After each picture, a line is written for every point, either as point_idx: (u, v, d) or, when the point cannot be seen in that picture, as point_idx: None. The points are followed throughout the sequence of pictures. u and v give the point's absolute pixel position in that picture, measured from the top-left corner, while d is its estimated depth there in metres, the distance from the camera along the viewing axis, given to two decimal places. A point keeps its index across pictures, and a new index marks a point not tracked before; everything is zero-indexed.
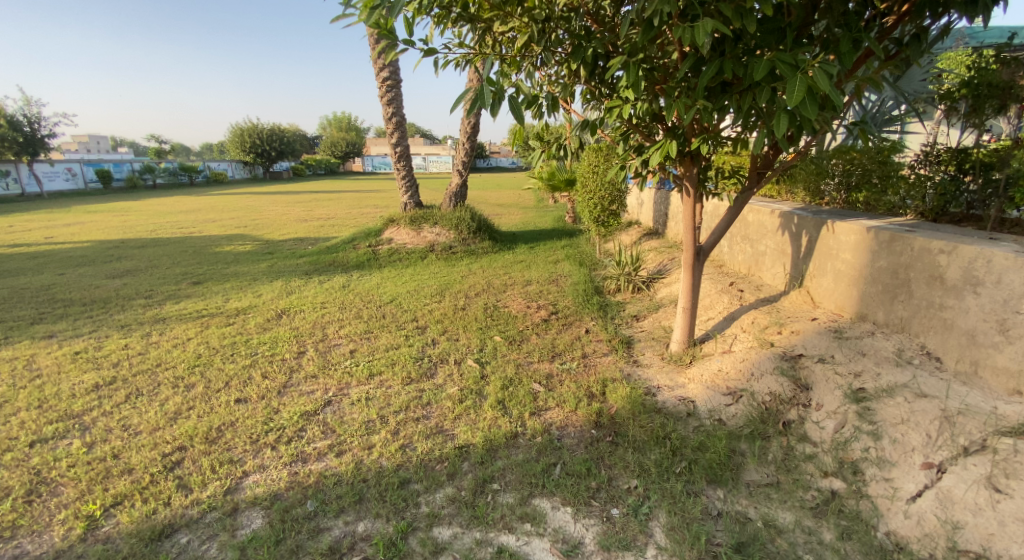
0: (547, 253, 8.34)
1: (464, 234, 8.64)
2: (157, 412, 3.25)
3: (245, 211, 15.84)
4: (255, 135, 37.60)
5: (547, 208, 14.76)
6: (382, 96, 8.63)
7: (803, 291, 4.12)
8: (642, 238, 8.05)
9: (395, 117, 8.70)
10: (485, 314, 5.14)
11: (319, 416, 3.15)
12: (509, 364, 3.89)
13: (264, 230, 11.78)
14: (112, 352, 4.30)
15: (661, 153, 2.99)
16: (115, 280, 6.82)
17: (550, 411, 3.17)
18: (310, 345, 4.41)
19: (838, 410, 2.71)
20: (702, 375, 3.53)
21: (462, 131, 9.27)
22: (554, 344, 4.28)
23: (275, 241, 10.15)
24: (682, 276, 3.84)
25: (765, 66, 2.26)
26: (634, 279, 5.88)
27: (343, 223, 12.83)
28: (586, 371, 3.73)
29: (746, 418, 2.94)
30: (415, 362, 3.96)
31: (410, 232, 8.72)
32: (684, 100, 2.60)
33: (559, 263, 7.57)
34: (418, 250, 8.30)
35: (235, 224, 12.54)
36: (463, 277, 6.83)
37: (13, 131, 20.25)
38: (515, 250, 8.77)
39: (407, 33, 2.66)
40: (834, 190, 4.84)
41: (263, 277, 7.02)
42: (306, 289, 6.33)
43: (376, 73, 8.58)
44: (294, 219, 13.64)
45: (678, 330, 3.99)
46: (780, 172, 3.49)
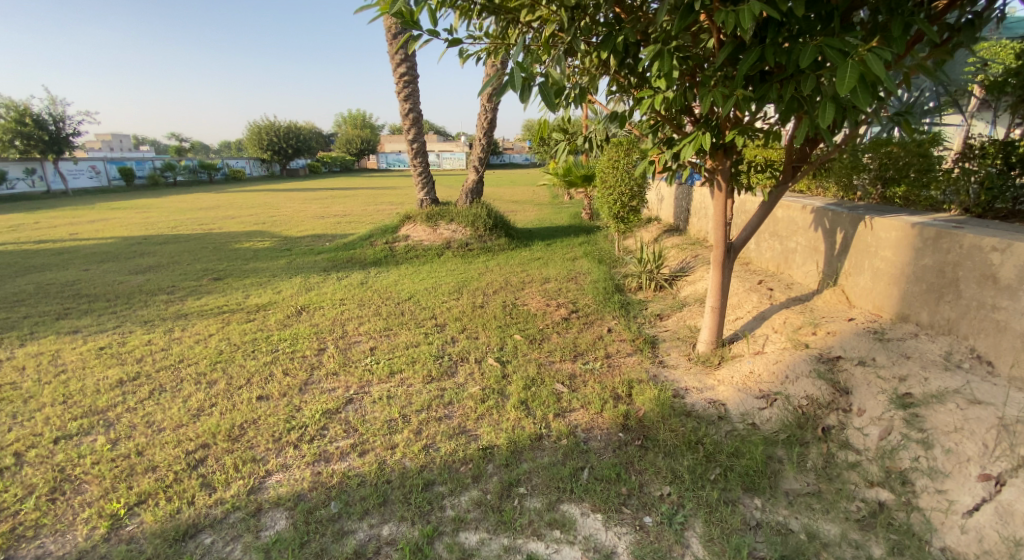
0: (565, 250, 8.23)
1: (481, 231, 8.57)
2: (179, 409, 3.23)
3: (265, 208, 16.00)
4: (273, 133, 37.99)
5: (564, 205, 14.64)
6: (399, 92, 8.58)
7: (838, 290, 3.98)
8: (663, 235, 7.90)
9: (413, 113, 8.66)
10: (505, 312, 5.05)
11: (341, 415, 3.10)
12: (530, 363, 3.80)
13: (283, 226, 11.84)
14: (136, 347, 4.31)
15: (693, 145, 2.88)
16: (138, 275, 6.89)
17: (575, 412, 3.07)
18: (330, 342, 4.38)
19: (882, 416, 2.60)
20: (732, 377, 3.40)
21: (479, 126, 9.19)
22: (576, 343, 4.17)
23: (293, 237, 10.19)
24: (711, 274, 3.72)
25: (812, 54, 2.16)
26: (657, 276, 5.75)
27: (361, 220, 12.87)
28: (610, 371, 3.63)
29: (781, 422, 2.82)
30: (436, 360, 3.89)
31: (427, 229, 8.67)
32: (722, 91, 2.50)
33: (578, 260, 7.45)
34: (435, 246, 8.26)
35: (254, 221, 12.63)
36: (481, 275, 6.76)
37: (39, 130, 20.68)
38: (532, 246, 8.67)
39: (432, 23, 2.58)
40: (869, 184, 4.65)
41: (282, 273, 7.02)
42: (325, 285, 6.31)
43: (393, 68, 8.52)
44: (312, 216, 13.70)
45: (706, 330, 3.87)
46: (816, 165, 3.35)
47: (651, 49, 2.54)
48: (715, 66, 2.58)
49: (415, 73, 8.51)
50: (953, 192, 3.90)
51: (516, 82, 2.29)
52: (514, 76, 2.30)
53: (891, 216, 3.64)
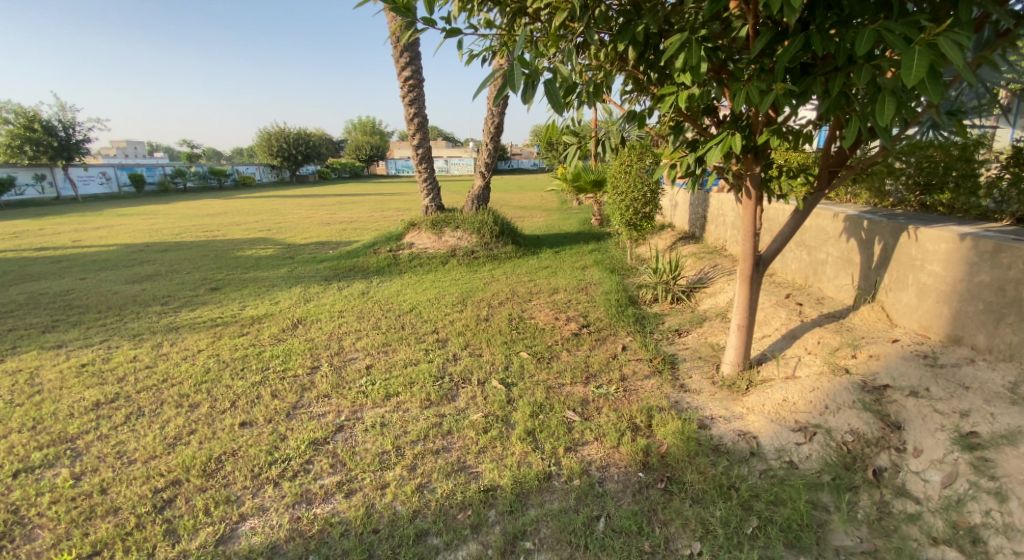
0: (575, 258, 7.91)
1: (487, 238, 8.28)
2: (154, 437, 2.95)
3: (271, 214, 15.85)
4: (282, 139, 38.10)
5: (573, 211, 14.31)
6: (404, 96, 8.34)
7: (877, 306, 3.65)
8: (678, 243, 7.55)
9: (418, 117, 8.41)
10: (511, 326, 4.74)
11: (329, 446, 2.80)
12: (538, 385, 3.47)
13: (287, 233, 11.64)
14: (119, 364, 4.05)
15: (722, 148, 2.57)
16: (134, 285, 6.66)
17: (588, 445, 2.75)
18: (324, 359, 4.08)
19: (944, 460, 2.29)
20: (764, 405, 3.07)
21: (486, 131, 8.92)
22: (588, 363, 3.85)
23: (297, 245, 9.96)
24: (737, 289, 3.40)
25: (871, 39, 1.86)
26: (674, 288, 5.41)
27: (367, 227, 12.63)
28: (627, 397, 3.31)
29: (823, 461, 2.51)
30: (435, 381, 3.58)
31: (432, 236, 8.41)
32: (760, 86, 2.20)
33: (588, 269, 7.13)
34: (440, 254, 7.97)
35: (258, 228, 12.44)
36: (486, 285, 6.45)
37: (48, 136, 20.77)
38: (540, 254, 8.35)
39: (428, 11, 2.30)
40: (906, 190, 4.29)
41: (281, 283, 6.77)
42: (324, 296, 6.04)
43: (398, 71, 8.27)
44: (317, 223, 13.51)
45: (731, 351, 3.55)
46: (856, 170, 3.02)
47: (676, 38, 2.25)
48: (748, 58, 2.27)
49: (420, 76, 8.27)
50: (1006, 199, 3.53)
51: (520, 77, 2.00)
52: (517, 69, 2.01)
53: (938, 226, 3.29)
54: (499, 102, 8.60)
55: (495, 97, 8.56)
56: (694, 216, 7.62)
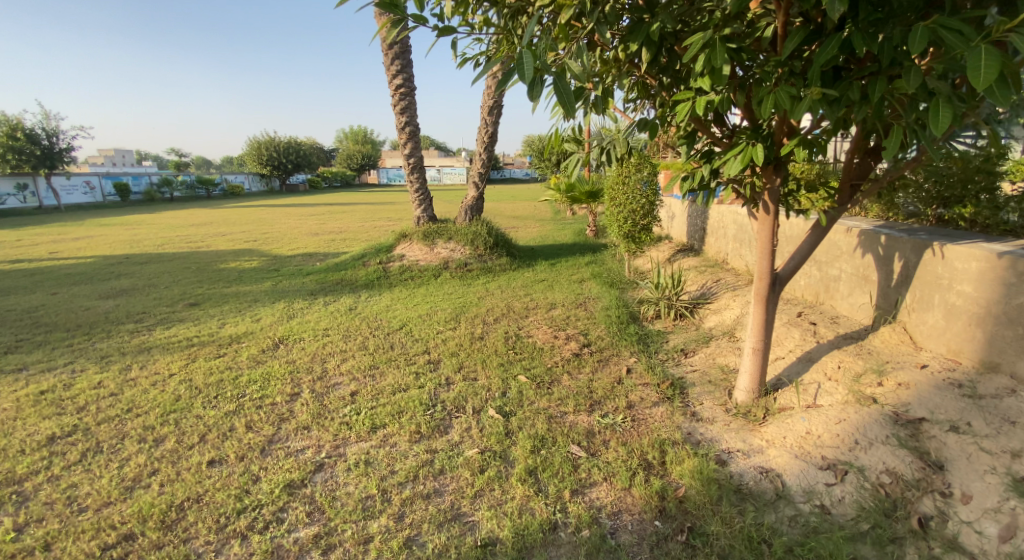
0: (571, 271, 7.66)
1: (481, 250, 8.02)
2: (111, 480, 2.64)
3: (259, 224, 15.50)
4: (272, 148, 37.73)
5: (567, 221, 14.10)
6: (395, 105, 8.09)
7: (898, 327, 3.42)
8: (677, 255, 7.33)
9: (409, 126, 8.16)
10: (507, 346, 4.46)
11: (307, 489, 2.51)
12: (538, 414, 3.19)
13: (273, 244, 11.30)
14: (82, 390, 3.72)
15: (742, 158, 2.34)
16: (108, 300, 6.31)
17: (596, 487, 2.49)
18: (305, 384, 3.78)
19: (999, 509, 2.06)
20: (785, 438, 2.82)
21: (479, 140, 8.67)
22: (592, 388, 3.57)
23: (283, 256, 9.64)
24: (753, 310, 3.15)
25: (926, 36, 1.63)
26: (677, 303, 5.16)
27: (356, 237, 12.32)
28: (636, 428, 3.04)
29: (860, 507, 2.26)
30: (426, 410, 3.29)
31: (423, 248, 8.13)
32: (792, 90, 1.96)
33: (586, 282, 6.88)
34: (432, 267, 7.69)
35: (244, 238, 12.10)
36: (480, 299, 6.17)
37: (31, 145, 20.30)
38: (535, 267, 8.10)
39: (419, 8, 2.04)
40: (922, 203, 4.09)
41: (265, 299, 6.46)
42: (309, 313, 5.72)
43: (389, 79, 8.03)
44: (306, 233, 13.17)
45: (744, 377, 3.29)
46: (881, 184, 2.81)
47: (698, 37, 2.01)
48: (777, 60, 2.04)
49: (412, 84, 8.03)
50: None
51: (529, 70, 1.75)
52: (526, 62, 1.76)
53: (967, 242, 3.08)
54: (494, 112, 8.37)
55: (489, 106, 8.33)
56: (693, 227, 7.40)
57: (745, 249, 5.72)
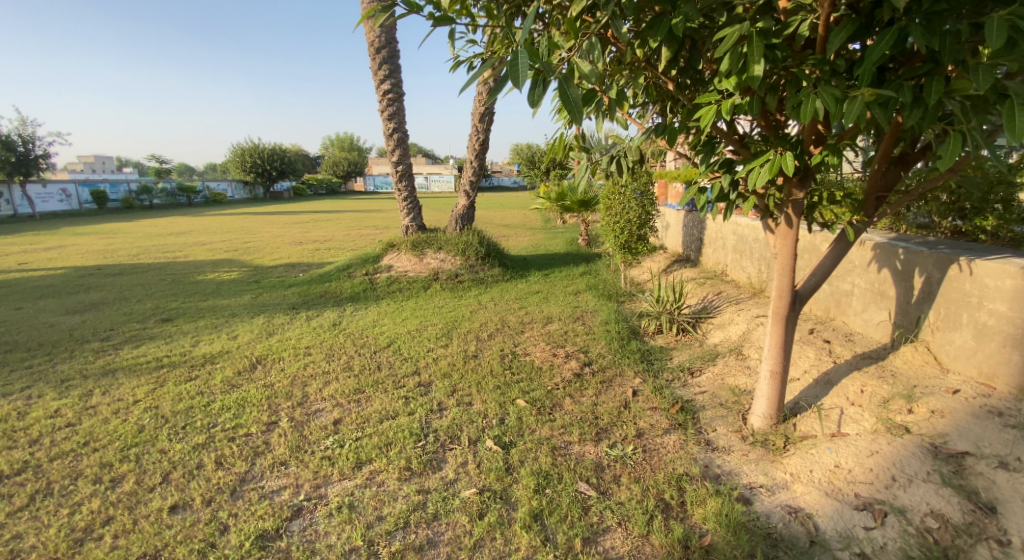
0: (565, 282, 7.42)
1: (471, 261, 7.75)
2: (59, 531, 2.32)
3: (241, 233, 15.06)
4: (256, 155, 37.17)
5: (558, 230, 13.90)
6: (383, 111, 7.82)
7: (922, 347, 3.22)
8: (674, 266, 7.13)
9: (397, 133, 7.88)
10: (503, 366, 4.18)
11: (284, 542, 2.22)
12: (540, 445, 2.93)
13: (254, 254, 10.91)
14: (36, 420, 3.38)
15: (770, 167, 2.11)
16: (73, 316, 5.92)
17: (610, 535, 2.23)
18: (284, 412, 3.48)
19: None
20: (812, 472, 2.58)
21: (470, 147, 8.42)
22: (596, 414, 3.30)
23: (264, 267, 9.27)
24: (772, 330, 2.91)
25: (1003, 30, 1.43)
26: (679, 318, 4.92)
27: (342, 246, 11.98)
28: (647, 460, 2.78)
29: (906, 556, 2.06)
30: (417, 442, 3.01)
31: (412, 258, 7.83)
32: (836, 92, 1.75)
33: (581, 295, 6.64)
34: (420, 278, 7.40)
35: (224, 248, 11.68)
36: (472, 313, 5.89)
37: (6, 151, 19.64)
38: (527, 278, 7.84)
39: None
40: (937, 215, 3.91)
41: (243, 314, 6.11)
42: (291, 330, 5.39)
43: (376, 84, 7.75)
44: (289, 243, 12.79)
45: (761, 401, 3.05)
46: (909, 197, 2.60)
47: (729, 32, 1.77)
48: (816, 60, 1.83)
49: (400, 90, 7.76)
50: None
51: (526, 72, 1.48)
52: (523, 61, 1.49)
53: (997, 258, 2.89)
54: (485, 119, 8.14)
55: (480, 113, 8.09)
56: (689, 237, 7.21)
57: (746, 261, 5.52)
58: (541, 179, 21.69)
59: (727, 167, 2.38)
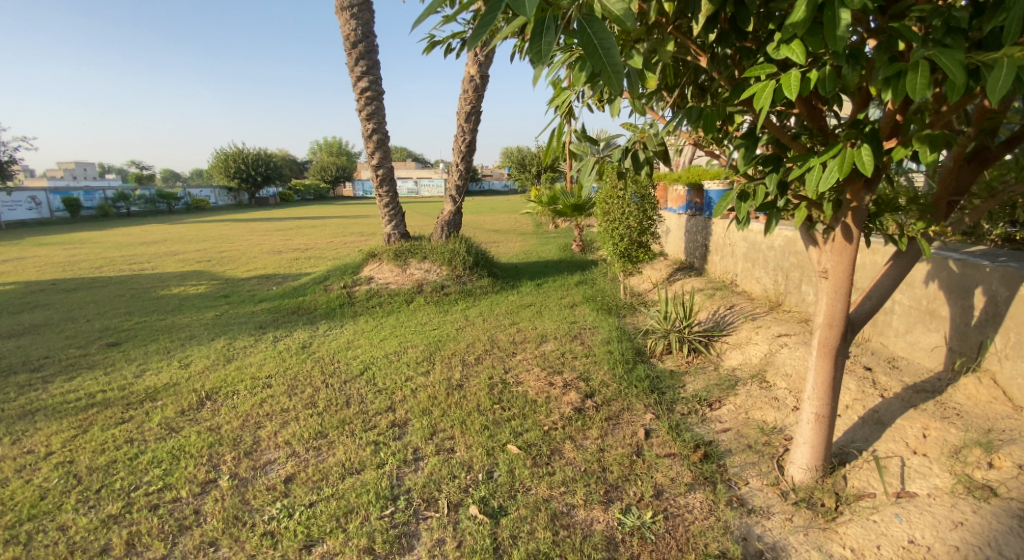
0: (559, 292, 6.88)
1: (458, 271, 7.19)
2: None
3: (219, 241, 14.41)
4: (240, 160, 36.39)
5: (550, 234, 13.36)
6: (360, 110, 7.24)
7: (988, 378, 2.69)
8: (678, 274, 6.61)
9: (376, 134, 7.31)
10: (492, 398, 3.63)
11: None
12: (533, 512, 2.38)
13: (229, 265, 10.27)
14: None
15: (841, 163, 1.57)
16: (11, 342, 5.32)
17: None
18: (227, 468, 2.93)
19: None
20: (879, 549, 2.06)
21: (455, 149, 7.86)
22: (603, 465, 2.75)
23: (237, 279, 8.66)
24: (823, 363, 2.35)
25: None
26: (689, 336, 4.39)
27: (324, 255, 11.38)
28: (667, 534, 2.24)
29: None
30: (384, 510, 2.47)
31: (393, 269, 7.25)
32: (961, 56, 1.20)
33: (577, 308, 6.11)
34: (403, 290, 6.81)
35: (197, 259, 11.02)
36: (458, 331, 5.33)
37: None
38: (518, 288, 7.30)
39: None
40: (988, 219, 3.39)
41: (204, 334, 5.50)
42: (254, 355, 4.79)
43: (352, 82, 7.18)
44: (267, 252, 12.17)
45: (803, 449, 2.50)
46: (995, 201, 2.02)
47: None
48: (923, 10, 1.30)
49: (378, 88, 7.19)
50: None
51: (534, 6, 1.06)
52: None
53: None
54: (471, 118, 7.57)
55: (466, 112, 7.53)
56: (693, 243, 6.68)
57: (760, 270, 4.99)
58: (532, 182, 21.18)
59: (773, 164, 1.83)
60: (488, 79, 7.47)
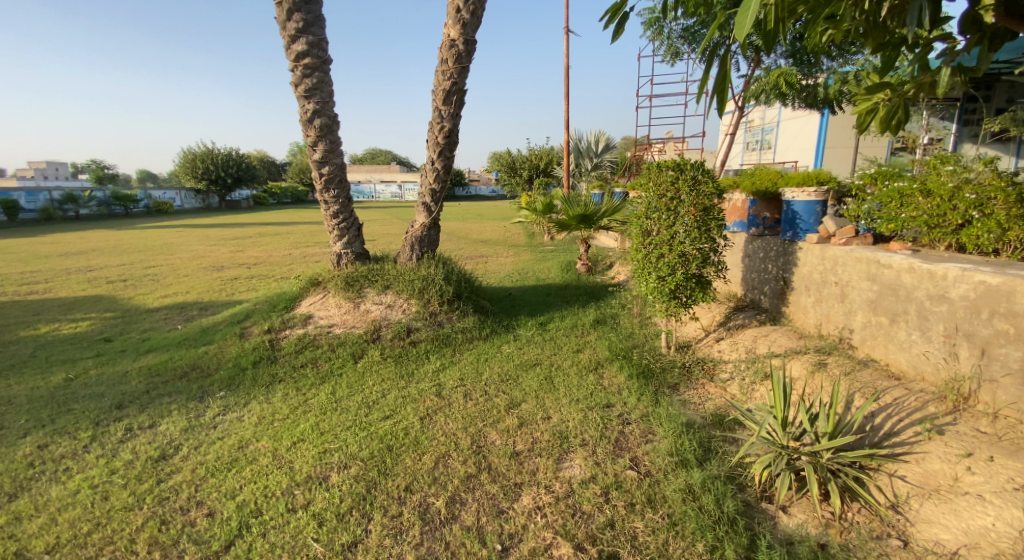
0: (574, 339, 4.92)
1: (431, 306, 5.20)
2: None
3: (154, 253, 12.19)
4: (208, 160, 33.93)
5: (546, 248, 11.40)
6: (296, 84, 5.21)
7: None
8: (741, 317, 4.70)
9: (319, 117, 5.27)
10: None
11: None
12: None
13: (144, 288, 8.12)
14: None
15: None
16: None
17: None
18: None
19: None
20: None
21: (429, 141, 5.81)
22: None
23: (140, 311, 6.54)
24: None
25: None
26: (835, 469, 2.44)
27: (273, 273, 9.27)
28: None
29: None
30: None
31: (342, 304, 5.24)
32: None
33: (604, 369, 4.14)
34: (351, 335, 4.79)
35: (110, 278, 8.83)
36: (423, 420, 3.34)
37: None
38: (514, 330, 5.34)
39: None
40: None
41: (13, 425, 3.43)
42: (62, 481, 2.75)
43: (285, 44, 5.15)
44: (205, 268, 10.01)
45: None
46: None
47: None
48: None
49: (322, 52, 5.19)
50: None
51: None
52: None
53: None
54: (451, 99, 5.54)
55: (444, 90, 5.52)
56: (760, 272, 4.77)
57: (910, 332, 3.12)
58: (523, 186, 19.17)
59: None
60: (474, 46, 5.52)
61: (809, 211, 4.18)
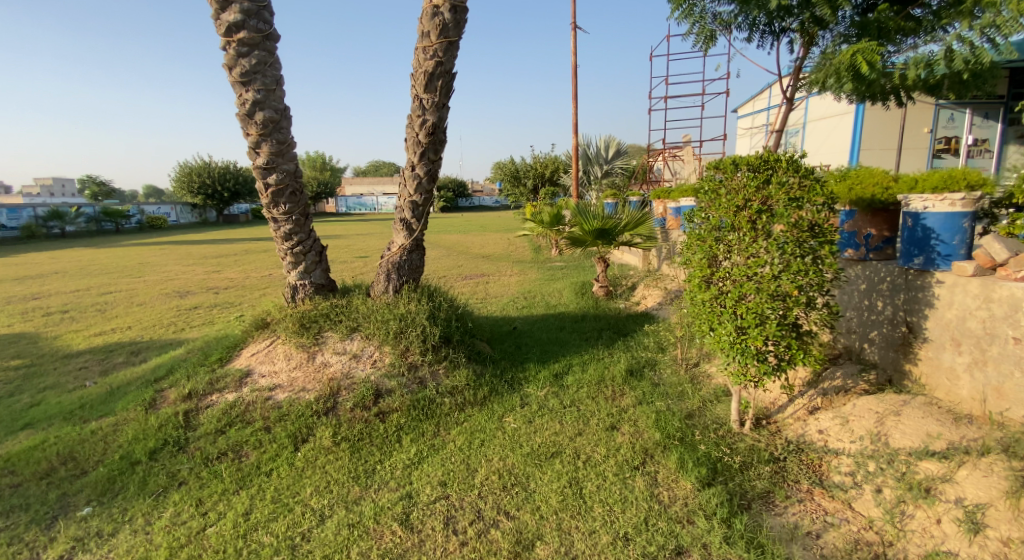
0: (604, 406, 3.56)
1: (407, 357, 3.87)
2: None
3: (120, 276, 10.91)
4: (205, 174, 32.94)
5: (557, 267, 10.04)
6: (230, 65, 3.94)
7: None
8: (841, 376, 3.32)
9: (260, 108, 3.98)
10: None
11: None
12: None
13: (82, 323, 6.81)
14: None
15: None
16: None
17: None
18: None
19: None
20: None
21: (408, 138, 4.50)
22: None
23: (56, 358, 5.22)
24: None
25: None
26: None
27: (241, 302, 7.94)
28: None
29: None
30: None
31: (292, 354, 3.92)
32: None
33: (653, 465, 2.79)
34: (295, 404, 3.46)
35: (48, 310, 7.53)
36: None
37: None
38: (522, 388, 3.99)
39: None
40: None
41: None
42: None
43: (214, 14, 3.90)
44: (168, 294, 8.71)
45: None
46: None
47: None
48: None
49: (263, 24, 3.94)
50: None
51: None
52: None
53: None
54: (434, 84, 4.26)
55: (426, 72, 4.23)
56: (863, 312, 3.42)
57: None
58: (529, 197, 17.87)
59: None
60: (464, 16, 4.26)
61: (951, 228, 2.85)
